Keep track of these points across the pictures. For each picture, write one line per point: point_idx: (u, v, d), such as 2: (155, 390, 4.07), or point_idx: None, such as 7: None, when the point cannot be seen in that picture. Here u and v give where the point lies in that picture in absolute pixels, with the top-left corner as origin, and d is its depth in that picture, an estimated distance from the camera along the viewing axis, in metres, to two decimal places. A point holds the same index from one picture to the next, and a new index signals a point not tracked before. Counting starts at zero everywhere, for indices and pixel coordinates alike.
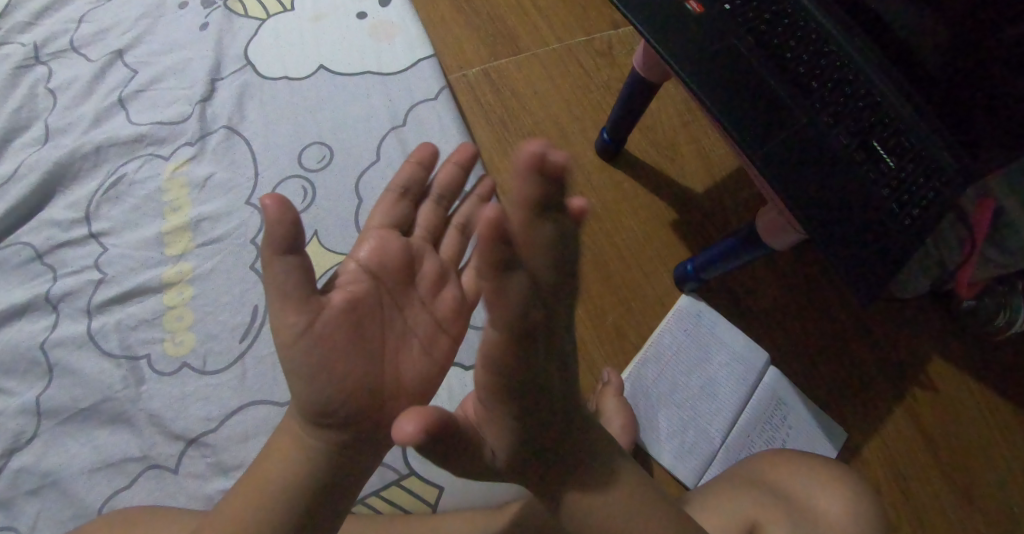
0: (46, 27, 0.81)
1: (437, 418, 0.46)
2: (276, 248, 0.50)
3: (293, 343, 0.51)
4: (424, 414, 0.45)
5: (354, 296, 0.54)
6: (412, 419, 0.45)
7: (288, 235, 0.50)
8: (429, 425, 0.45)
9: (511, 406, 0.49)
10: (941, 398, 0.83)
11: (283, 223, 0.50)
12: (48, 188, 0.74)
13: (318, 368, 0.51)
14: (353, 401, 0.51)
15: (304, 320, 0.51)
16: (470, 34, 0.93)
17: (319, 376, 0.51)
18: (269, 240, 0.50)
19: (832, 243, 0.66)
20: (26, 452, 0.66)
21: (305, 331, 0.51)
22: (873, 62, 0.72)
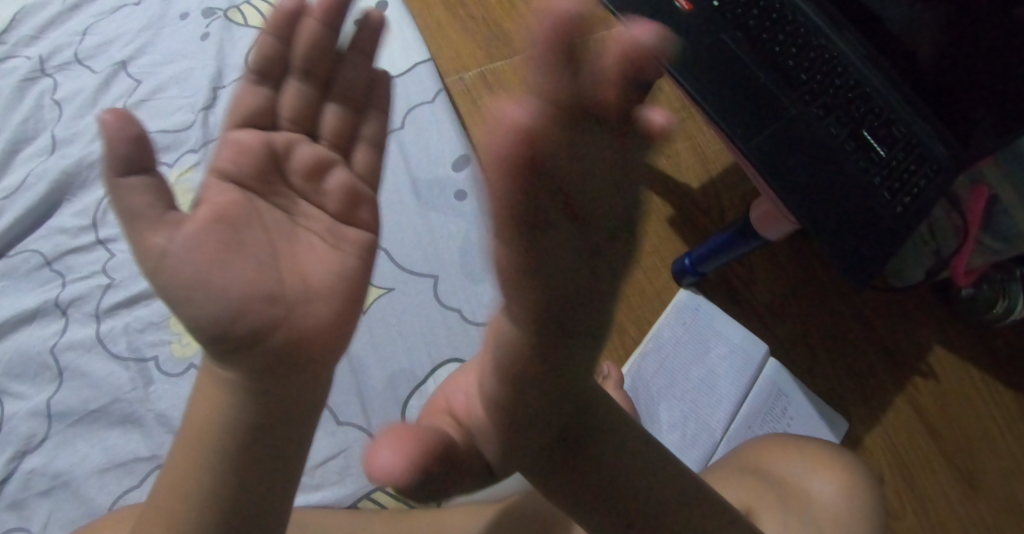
0: (50, 41, 0.83)
1: (420, 447, 0.45)
2: (116, 167, 0.47)
3: (161, 260, 0.47)
4: (401, 444, 0.44)
5: (224, 210, 0.49)
6: (391, 451, 0.44)
7: (124, 152, 0.47)
8: (404, 453, 0.44)
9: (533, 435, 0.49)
10: (943, 385, 0.83)
11: (119, 135, 0.47)
12: (55, 197, 0.76)
13: (196, 279, 0.46)
14: (251, 314, 0.46)
15: (164, 241, 0.47)
16: (466, 38, 0.94)
17: (192, 276, 0.46)
18: (110, 160, 0.47)
19: (824, 231, 0.68)
20: (37, 454, 0.67)
21: (173, 242, 0.46)
22: (860, 54, 0.74)
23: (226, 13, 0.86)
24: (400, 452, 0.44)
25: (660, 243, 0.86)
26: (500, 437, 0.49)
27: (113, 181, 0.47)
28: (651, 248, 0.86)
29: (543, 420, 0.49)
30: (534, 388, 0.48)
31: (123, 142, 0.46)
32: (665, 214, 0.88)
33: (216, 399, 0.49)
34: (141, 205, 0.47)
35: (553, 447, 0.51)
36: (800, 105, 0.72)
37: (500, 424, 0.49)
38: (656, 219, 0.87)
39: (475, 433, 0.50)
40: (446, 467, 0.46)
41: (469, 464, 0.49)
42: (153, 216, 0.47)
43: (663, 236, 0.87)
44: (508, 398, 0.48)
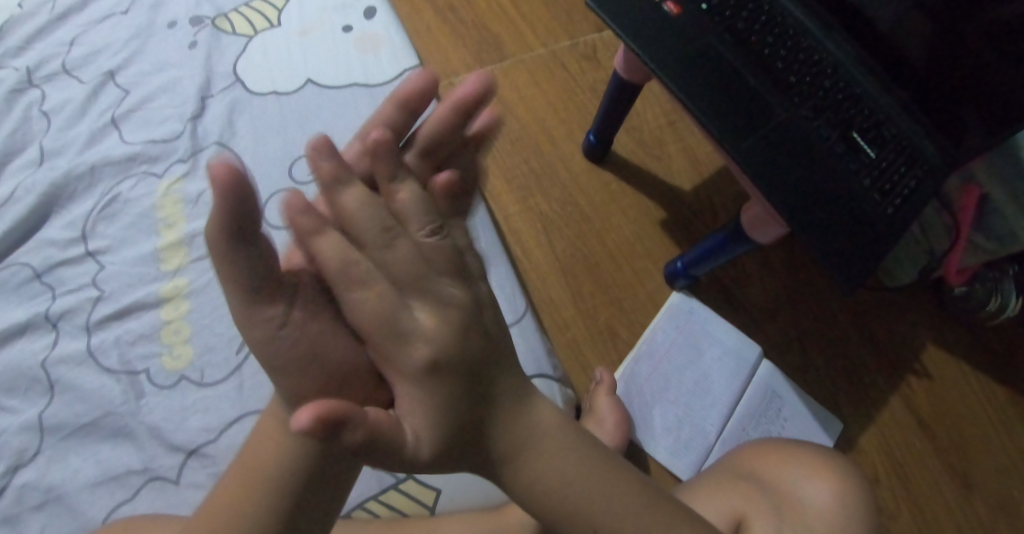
0: (37, 51, 0.83)
1: (339, 408, 0.39)
2: (222, 222, 0.40)
3: (270, 340, 0.43)
4: (319, 403, 0.38)
5: (263, 242, 0.55)
6: (306, 408, 0.38)
7: None
8: (326, 412, 0.38)
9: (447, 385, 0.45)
10: (937, 385, 0.83)
11: (229, 196, 0.39)
12: (44, 209, 0.76)
13: (286, 320, 0.49)
14: (337, 380, 0.45)
15: None
16: (456, 43, 0.94)
17: (299, 358, 0.44)
18: None
19: (814, 233, 0.68)
20: (30, 468, 0.67)
21: (285, 323, 0.43)
22: (850, 55, 0.74)
23: (214, 21, 0.85)
24: (317, 410, 0.38)
25: (652, 246, 0.86)
26: (434, 425, 0.45)
27: None
28: (644, 252, 0.86)
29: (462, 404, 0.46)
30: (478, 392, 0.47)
31: (240, 205, 0.39)
32: (657, 217, 0.87)
33: (271, 441, 0.46)
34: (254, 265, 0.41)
35: (458, 452, 0.47)
36: (789, 106, 0.72)
37: (445, 417, 0.45)
38: (648, 222, 0.87)
39: (402, 427, 0.44)
40: (358, 432, 0.40)
41: (397, 450, 0.43)
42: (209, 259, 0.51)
43: (656, 240, 0.87)
44: (444, 412, 0.45)
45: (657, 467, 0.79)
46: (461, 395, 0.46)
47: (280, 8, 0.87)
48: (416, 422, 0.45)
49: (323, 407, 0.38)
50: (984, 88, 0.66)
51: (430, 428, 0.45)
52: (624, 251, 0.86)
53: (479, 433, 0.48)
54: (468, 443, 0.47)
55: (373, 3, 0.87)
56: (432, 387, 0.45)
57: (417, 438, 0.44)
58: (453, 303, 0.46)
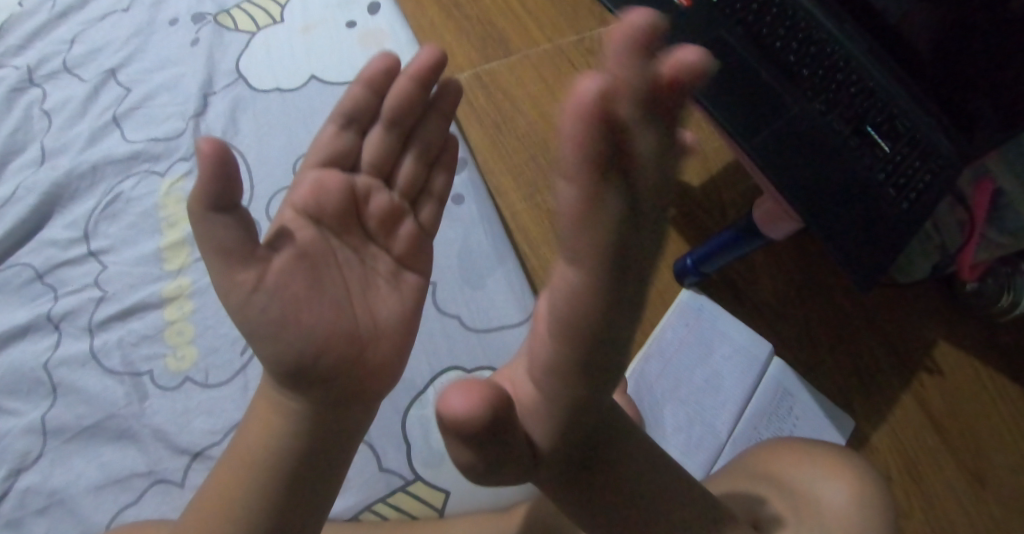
0: (38, 49, 0.82)
1: (489, 393, 0.45)
2: (212, 205, 0.45)
3: (246, 302, 0.48)
4: (473, 389, 0.45)
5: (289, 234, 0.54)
6: (459, 394, 0.44)
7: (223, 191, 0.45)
8: (475, 400, 0.44)
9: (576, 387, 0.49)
10: (951, 382, 0.82)
11: (215, 168, 0.44)
12: (46, 209, 0.75)
13: (282, 322, 0.48)
14: (334, 352, 0.49)
15: (256, 273, 0.48)
16: (460, 38, 0.93)
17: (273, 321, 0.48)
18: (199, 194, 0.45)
19: (827, 229, 0.66)
20: (33, 471, 0.66)
21: (259, 286, 0.48)
22: (862, 46, 0.72)
23: (216, 18, 0.84)
24: (469, 395, 0.44)
25: (662, 243, 0.85)
26: (552, 418, 0.50)
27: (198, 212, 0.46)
28: None
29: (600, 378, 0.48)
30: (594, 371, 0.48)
31: (226, 163, 0.44)
32: None
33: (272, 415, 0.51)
34: (237, 243, 0.47)
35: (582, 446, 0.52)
36: (800, 101, 0.71)
37: (564, 414, 0.50)
38: None
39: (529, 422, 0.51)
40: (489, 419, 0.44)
41: (512, 448, 0.48)
42: (241, 254, 0.47)
43: (665, 236, 0.86)
44: (565, 402, 0.49)
45: None
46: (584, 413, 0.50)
47: (282, 4, 0.86)
48: (538, 427, 0.51)
49: (474, 391, 0.45)
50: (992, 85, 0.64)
51: (547, 427, 0.50)
52: None
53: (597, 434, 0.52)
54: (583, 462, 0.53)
55: None
56: (556, 363, 0.48)
57: (538, 433, 0.51)
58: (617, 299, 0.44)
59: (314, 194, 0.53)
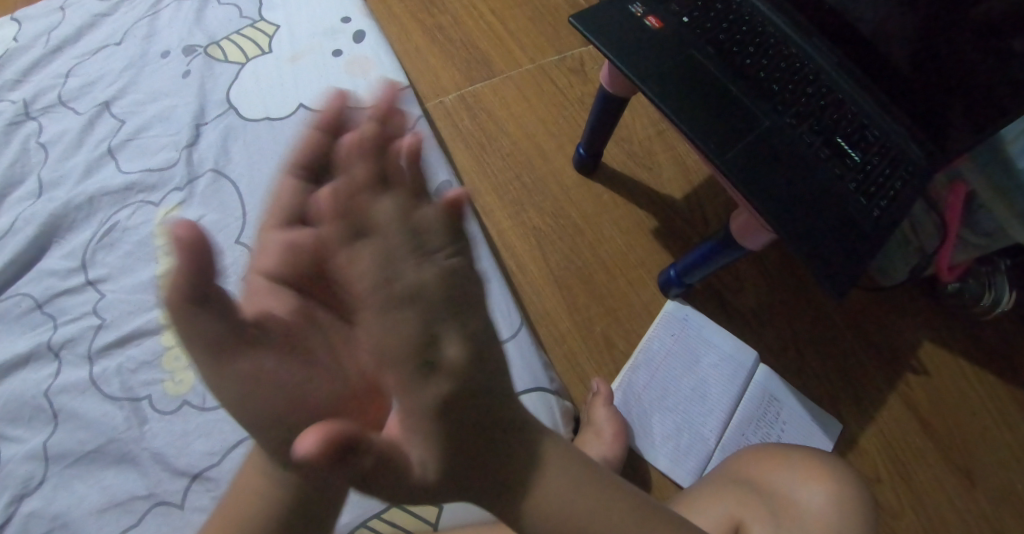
0: (34, 84, 0.85)
1: (346, 430, 0.40)
2: (190, 297, 0.43)
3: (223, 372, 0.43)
4: (327, 426, 0.39)
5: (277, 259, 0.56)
6: (311, 432, 0.39)
7: (200, 279, 0.42)
8: (330, 440, 0.39)
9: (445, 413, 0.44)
10: (936, 382, 0.84)
11: (194, 255, 0.42)
12: (45, 240, 0.77)
13: (281, 401, 0.43)
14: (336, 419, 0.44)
15: (253, 365, 0.44)
16: (445, 62, 0.95)
17: (255, 394, 0.43)
18: (175, 288, 0.42)
19: (801, 239, 0.68)
20: (35, 497, 0.67)
21: (258, 374, 0.43)
22: (832, 62, 0.75)
23: (207, 50, 0.87)
24: (325, 433, 0.39)
25: (647, 256, 0.87)
26: (429, 444, 0.44)
27: (179, 310, 0.43)
28: (638, 262, 0.87)
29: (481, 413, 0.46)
30: (475, 406, 0.45)
31: (206, 261, 0.42)
32: (648, 226, 0.88)
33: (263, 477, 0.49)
34: (224, 332, 0.44)
35: (468, 466, 0.46)
36: (773, 115, 0.73)
37: (442, 440, 0.44)
38: (640, 232, 0.88)
39: (406, 450, 0.44)
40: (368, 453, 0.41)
41: (398, 477, 0.43)
42: (236, 341, 0.44)
43: (649, 249, 0.88)
44: (438, 432, 0.44)
45: (658, 474, 0.80)
46: (471, 425, 0.45)
47: (270, 34, 0.88)
48: (415, 449, 0.44)
49: (328, 426, 0.39)
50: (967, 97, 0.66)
51: (427, 448, 0.44)
52: (618, 261, 0.87)
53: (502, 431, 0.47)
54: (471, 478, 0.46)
55: (362, 27, 0.89)
56: (415, 403, 0.43)
57: (415, 460, 0.44)
58: (474, 329, 0.45)
59: (270, 254, 0.47)
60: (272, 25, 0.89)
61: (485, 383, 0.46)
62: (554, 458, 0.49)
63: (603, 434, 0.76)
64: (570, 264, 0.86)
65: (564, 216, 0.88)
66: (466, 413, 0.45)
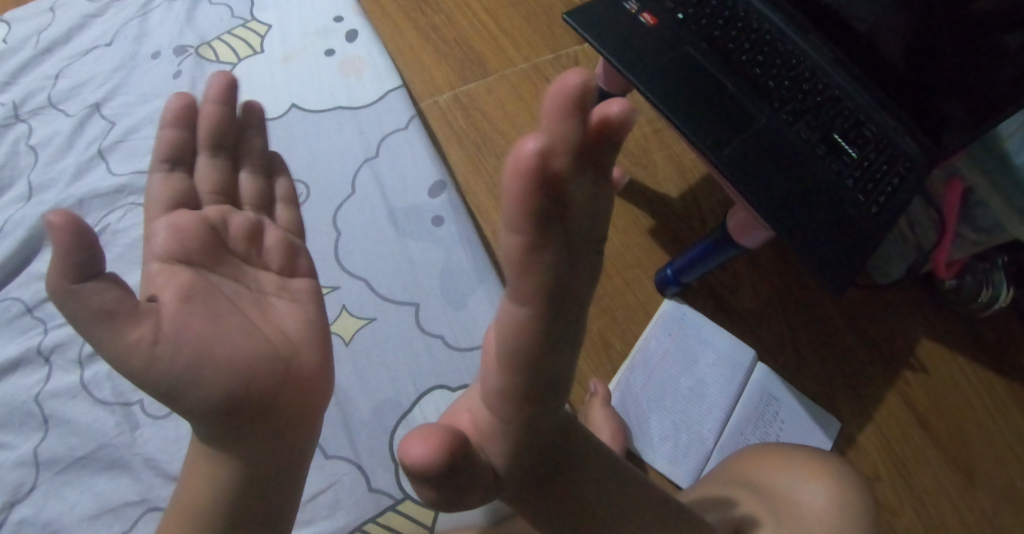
0: (24, 86, 0.84)
1: (449, 440, 0.45)
2: (72, 275, 0.45)
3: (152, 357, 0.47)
4: (432, 437, 0.45)
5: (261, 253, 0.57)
6: (419, 444, 0.45)
7: (79, 258, 0.45)
8: (440, 449, 0.45)
9: (516, 415, 0.49)
10: (934, 379, 0.83)
11: (69, 239, 0.45)
12: (34, 244, 0.76)
13: (200, 354, 0.48)
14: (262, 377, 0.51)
15: (150, 328, 0.47)
16: (439, 61, 0.95)
17: (191, 360, 0.48)
18: (52, 269, 0.45)
19: (799, 236, 0.68)
20: (27, 503, 0.67)
21: (155, 338, 0.47)
22: (828, 58, 0.75)
23: (198, 50, 0.86)
24: (432, 447, 0.45)
25: (643, 255, 0.87)
26: (506, 444, 0.50)
27: (62, 289, 0.45)
28: (634, 261, 0.87)
29: (544, 418, 0.50)
30: (551, 410, 0.50)
31: (83, 241, 0.45)
32: (645, 225, 0.88)
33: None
34: (114, 303, 0.46)
35: (539, 462, 0.52)
36: (769, 112, 0.72)
37: (518, 445, 0.50)
38: (636, 231, 0.88)
39: (485, 448, 0.50)
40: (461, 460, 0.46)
41: (467, 483, 0.48)
42: (103, 320, 0.46)
43: (646, 248, 0.87)
44: (517, 429, 0.50)
45: (656, 474, 0.79)
46: (547, 422, 0.51)
47: (262, 34, 0.88)
48: (492, 449, 0.50)
49: (431, 437, 0.45)
50: (962, 91, 0.66)
51: (503, 450, 0.51)
52: (614, 260, 0.86)
53: (557, 439, 0.52)
54: (548, 475, 0.53)
55: (355, 26, 0.88)
56: (503, 410, 0.49)
57: (489, 456, 0.51)
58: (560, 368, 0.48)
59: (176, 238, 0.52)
60: (264, 25, 0.88)
61: (556, 370, 0.48)
62: (578, 467, 0.54)
63: (600, 435, 0.75)
64: None
65: None
66: (538, 420, 0.50)
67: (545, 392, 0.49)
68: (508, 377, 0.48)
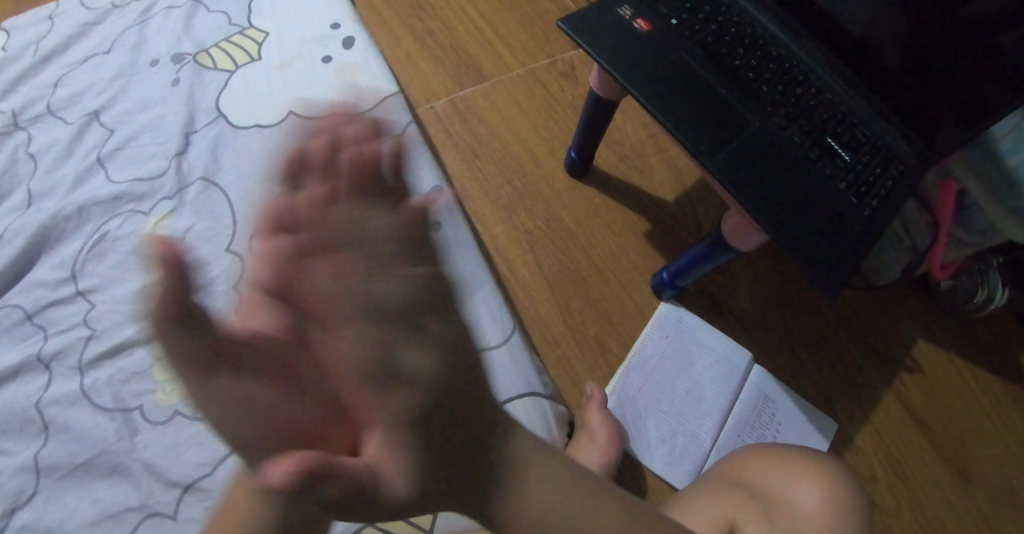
0: (23, 94, 0.84)
1: (313, 458, 0.40)
2: (171, 316, 0.42)
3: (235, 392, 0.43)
4: (297, 456, 0.40)
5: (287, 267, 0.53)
6: (278, 466, 0.39)
7: (178, 297, 0.42)
8: (301, 469, 0.39)
9: (409, 434, 0.44)
10: (929, 379, 0.84)
11: (163, 275, 0.41)
12: (34, 251, 0.76)
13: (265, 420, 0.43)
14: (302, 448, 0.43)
15: (245, 386, 0.44)
16: (435, 67, 0.95)
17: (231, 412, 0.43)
18: (155, 309, 0.42)
19: (793, 239, 0.68)
20: (27, 510, 0.67)
21: (218, 393, 0.43)
22: (821, 62, 0.75)
23: (196, 58, 0.87)
24: (291, 465, 0.39)
25: (640, 259, 0.87)
26: (411, 472, 0.44)
27: (157, 332, 0.42)
28: (631, 265, 0.87)
29: (443, 440, 0.45)
30: (440, 425, 0.45)
31: (184, 279, 0.42)
32: (641, 229, 0.88)
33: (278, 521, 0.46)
34: (201, 352, 0.43)
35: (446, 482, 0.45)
36: (762, 116, 0.73)
37: (419, 466, 0.44)
38: (633, 234, 0.88)
39: (382, 475, 0.43)
40: (344, 484, 0.41)
41: (371, 502, 0.43)
42: (203, 372, 0.43)
43: (642, 251, 0.88)
44: (413, 451, 0.44)
45: (653, 477, 0.80)
46: (448, 446, 0.45)
47: (260, 41, 0.88)
48: (396, 478, 0.43)
49: (297, 458, 0.40)
50: (955, 94, 0.67)
51: (409, 476, 0.44)
52: (611, 264, 0.87)
53: (467, 446, 0.46)
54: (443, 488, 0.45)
55: (351, 33, 0.89)
56: (394, 426, 0.44)
57: (393, 487, 0.44)
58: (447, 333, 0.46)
59: (213, 251, 0.51)
60: (261, 32, 0.89)
61: (443, 403, 0.45)
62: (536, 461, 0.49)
63: (598, 438, 0.76)
64: (564, 268, 0.86)
65: (556, 219, 0.88)
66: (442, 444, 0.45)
67: (433, 422, 0.44)
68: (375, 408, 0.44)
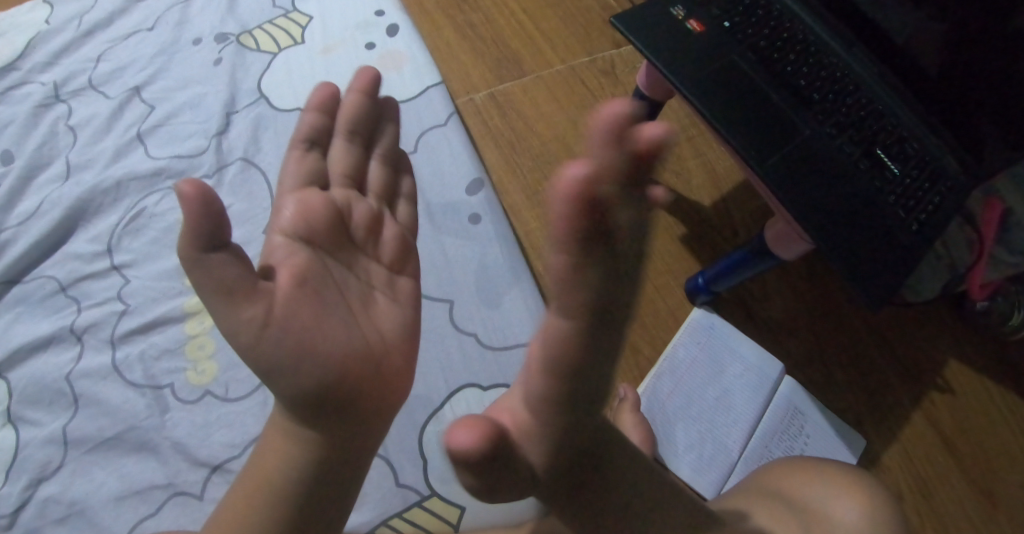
0: (65, 67, 0.84)
1: (491, 428, 0.44)
2: (202, 245, 0.49)
3: (259, 338, 0.51)
4: (478, 425, 0.44)
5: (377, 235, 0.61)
6: (466, 429, 0.44)
7: (212, 230, 0.49)
8: (485, 435, 0.44)
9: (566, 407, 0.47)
10: (960, 400, 0.82)
11: (199, 209, 0.48)
12: (70, 223, 0.76)
13: (302, 347, 0.52)
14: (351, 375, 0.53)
15: (263, 310, 0.51)
16: (476, 58, 0.95)
17: (291, 350, 0.51)
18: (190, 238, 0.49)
19: (841, 249, 0.67)
20: (54, 481, 0.67)
21: (267, 319, 0.51)
22: (873, 72, 0.74)
23: (239, 38, 0.86)
24: (478, 432, 0.43)
25: (674, 262, 0.86)
26: (546, 446, 0.48)
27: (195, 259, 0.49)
28: (665, 268, 0.86)
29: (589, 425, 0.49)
30: (584, 415, 0.48)
31: (210, 214, 0.49)
32: (677, 233, 0.88)
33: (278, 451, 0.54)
34: (237, 279, 0.50)
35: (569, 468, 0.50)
36: (812, 124, 0.71)
37: (555, 443, 0.48)
38: (668, 237, 0.87)
39: (524, 445, 0.48)
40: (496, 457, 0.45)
41: (516, 469, 0.47)
42: (244, 289, 0.51)
43: (677, 254, 0.87)
44: (554, 430, 0.48)
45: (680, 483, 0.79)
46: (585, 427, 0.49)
47: (304, 25, 0.88)
48: (535, 446, 0.48)
49: (478, 426, 0.44)
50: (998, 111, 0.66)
51: (543, 450, 0.48)
52: None
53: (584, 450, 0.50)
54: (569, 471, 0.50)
55: (396, 21, 0.88)
56: (548, 398, 0.47)
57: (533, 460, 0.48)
58: None
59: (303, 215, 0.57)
60: (305, 16, 0.88)
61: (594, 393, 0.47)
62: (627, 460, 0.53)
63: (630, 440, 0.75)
64: None
65: None
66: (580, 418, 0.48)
67: (576, 410, 0.48)
68: (556, 380, 0.46)
